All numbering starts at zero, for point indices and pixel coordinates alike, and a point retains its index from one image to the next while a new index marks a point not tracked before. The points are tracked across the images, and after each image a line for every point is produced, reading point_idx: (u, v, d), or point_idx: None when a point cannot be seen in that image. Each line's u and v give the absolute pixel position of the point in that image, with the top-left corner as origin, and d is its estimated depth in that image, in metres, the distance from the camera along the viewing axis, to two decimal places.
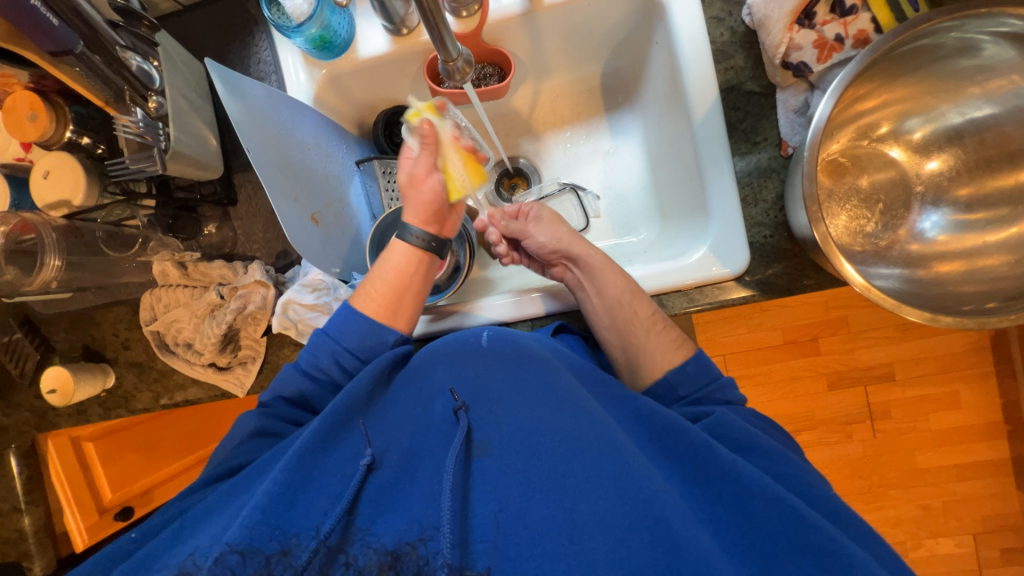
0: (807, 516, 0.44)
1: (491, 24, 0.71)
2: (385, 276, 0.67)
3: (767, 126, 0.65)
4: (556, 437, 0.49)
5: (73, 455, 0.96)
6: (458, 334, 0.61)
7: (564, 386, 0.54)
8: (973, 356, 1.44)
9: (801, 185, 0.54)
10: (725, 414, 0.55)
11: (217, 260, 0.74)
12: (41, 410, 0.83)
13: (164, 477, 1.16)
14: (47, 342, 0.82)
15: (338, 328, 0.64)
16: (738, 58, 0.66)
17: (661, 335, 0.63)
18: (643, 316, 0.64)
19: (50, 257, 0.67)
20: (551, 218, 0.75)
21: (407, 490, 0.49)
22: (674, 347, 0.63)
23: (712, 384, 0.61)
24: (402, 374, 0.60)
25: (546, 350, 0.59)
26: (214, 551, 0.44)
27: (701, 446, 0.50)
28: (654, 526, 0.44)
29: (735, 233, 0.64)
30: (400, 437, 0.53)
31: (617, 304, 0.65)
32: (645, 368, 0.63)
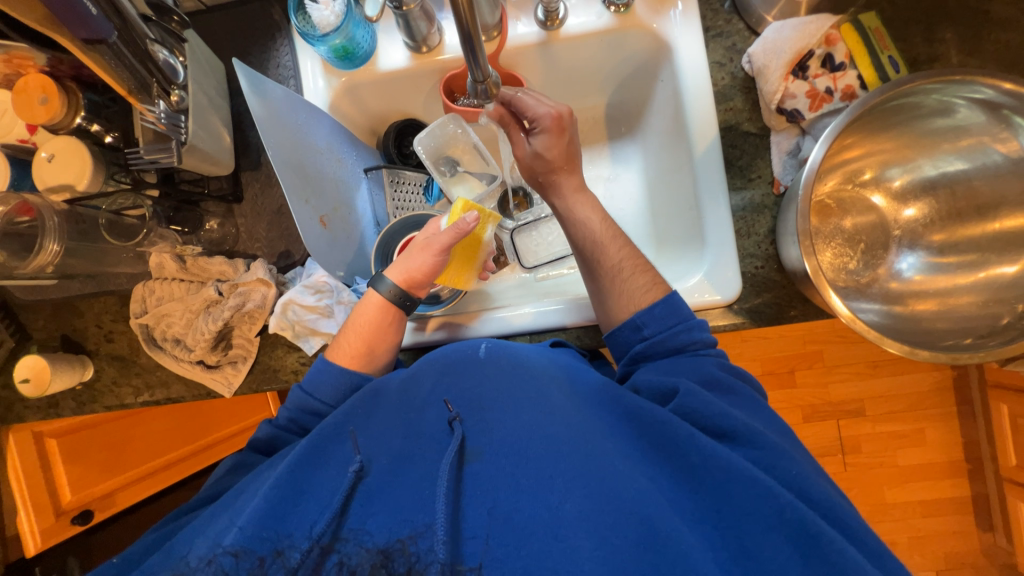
0: (784, 499, 0.45)
1: (507, 49, 0.75)
2: (358, 329, 0.66)
3: (761, 165, 0.70)
4: (541, 435, 0.50)
5: (33, 453, 0.91)
6: (458, 345, 0.61)
7: (555, 393, 0.55)
8: (937, 396, 1.52)
9: (794, 221, 0.58)
10: (691, 386, 0.55)
11: (217, 256, 0.73)
12: (7, 402, 0.81)
13: (130, 479, 1.10)
14: (23, 330, 0.80)
15: (314, 384, 0.64)
16: (737, 101, 0.70)
17: (629, 282, 0.66)
18: (622, 254, 0.68)
19: (49, 242, 0.64)
20: (544, 145, 0.71)
21: (398, 490, 0.49)
22: (644, 292, 0.65)
23: (682, 324, 0.62)
24: (392, 383, 0.59)
25: (540, 362, 0.59)
26: (208, 554, 0.45)
27: (683, 435, 0.51)
28: (638, 525, 0.44)
29: (729, 263, 0.68)
30: (391, 442, 0.54)
31: (592, 244, 0.69)
32: (610, 304, 0.66)
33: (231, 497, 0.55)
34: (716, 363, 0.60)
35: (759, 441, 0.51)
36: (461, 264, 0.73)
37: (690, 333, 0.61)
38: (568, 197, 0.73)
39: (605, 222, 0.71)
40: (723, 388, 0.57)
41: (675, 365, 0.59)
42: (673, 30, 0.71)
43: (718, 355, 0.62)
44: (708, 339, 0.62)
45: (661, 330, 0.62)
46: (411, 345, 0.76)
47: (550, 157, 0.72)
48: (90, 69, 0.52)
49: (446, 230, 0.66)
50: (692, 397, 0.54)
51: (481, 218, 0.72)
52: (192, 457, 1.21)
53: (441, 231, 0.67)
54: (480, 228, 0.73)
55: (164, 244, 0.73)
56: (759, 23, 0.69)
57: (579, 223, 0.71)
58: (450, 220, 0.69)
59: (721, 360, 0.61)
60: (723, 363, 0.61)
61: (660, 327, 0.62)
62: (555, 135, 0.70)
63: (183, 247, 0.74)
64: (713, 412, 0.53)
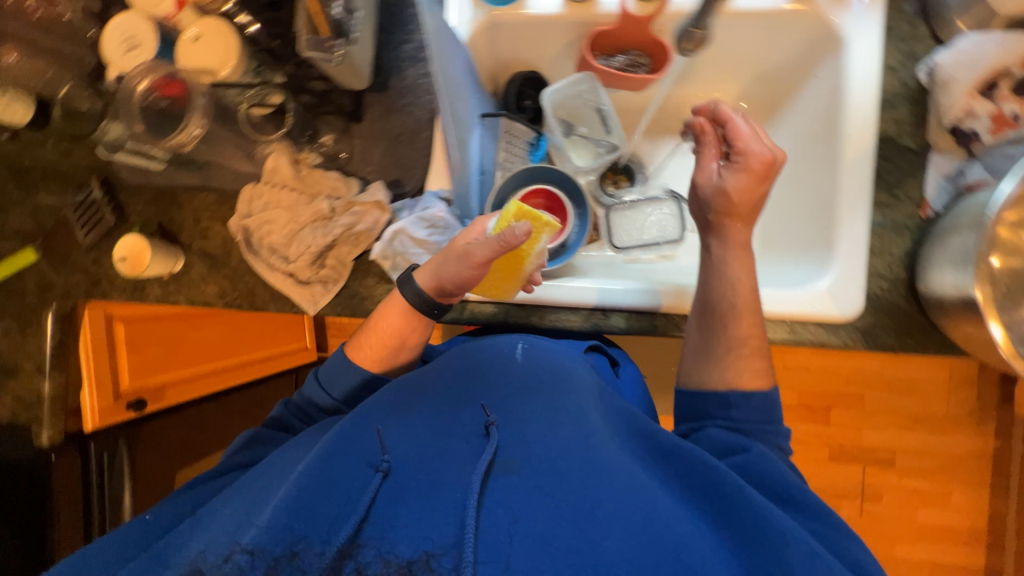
0: (835, 567, 0.45)
1: (664, 14, 0.71)
2: (379, 330, 0.66)
3: (912, 184, 0.65)
4: (578, 461, 0.50)
5: (103, 333, 0.94)
6: (494, 343, 0.65)
7: (594, 417, 0.55)
8: (972, 463, 1.48)
9: (972, 241, 0.53)
10: (763, 449, 0.55)
11: (332, 171, 0.72)
12: (95, 277, 0.82)
13: (181, 378, 1.13)
14: (122, 210, 0.81)
15: (331, 377, 0.67)
16: (902, 111, 0.66)
17: (740, 360, 0.62)
18: (741, 326, 0.62)
19: (195, 122, 0.61)
20: (738, 184, 0.62)
21: (429, 494, 0.48)
22: (749, 376, 0.62)
23: (768, 423, 0.60)
24: (424, 378, 0.60)
25: (586, 385, 0.59)
26: (224, 550, 0.44)
27: (730, 484, 0.50)
28: (678, 569, 0.44)
29: (856, 280, 0.65)
30: (421, 441, 0.53)
31: (730, 308, 0.62)
32: (713, 363, 0.63)
33: (256, 476, 0.56)
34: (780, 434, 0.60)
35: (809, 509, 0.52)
36: (497, 275, 0.66)
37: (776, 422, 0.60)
38: (731, 248, 0.64)
39: (741, 281, 0.63)
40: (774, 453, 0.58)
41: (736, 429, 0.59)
42: (850, 25, 0.66)
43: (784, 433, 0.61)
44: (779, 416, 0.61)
45: (749, 417, 0.60)
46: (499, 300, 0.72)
47: (738, 198, 0.62)
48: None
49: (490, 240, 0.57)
50: (760, 458, 0.55)
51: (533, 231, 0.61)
52: (227, 374, 1.25)
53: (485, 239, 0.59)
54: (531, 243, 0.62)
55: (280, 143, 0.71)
56: (947, 31, 0.64)
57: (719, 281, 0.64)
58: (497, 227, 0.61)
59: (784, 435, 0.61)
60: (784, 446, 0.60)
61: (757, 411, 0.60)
62: (753, 178, 0.62)
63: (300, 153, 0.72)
64: (771, 474, 0.53)
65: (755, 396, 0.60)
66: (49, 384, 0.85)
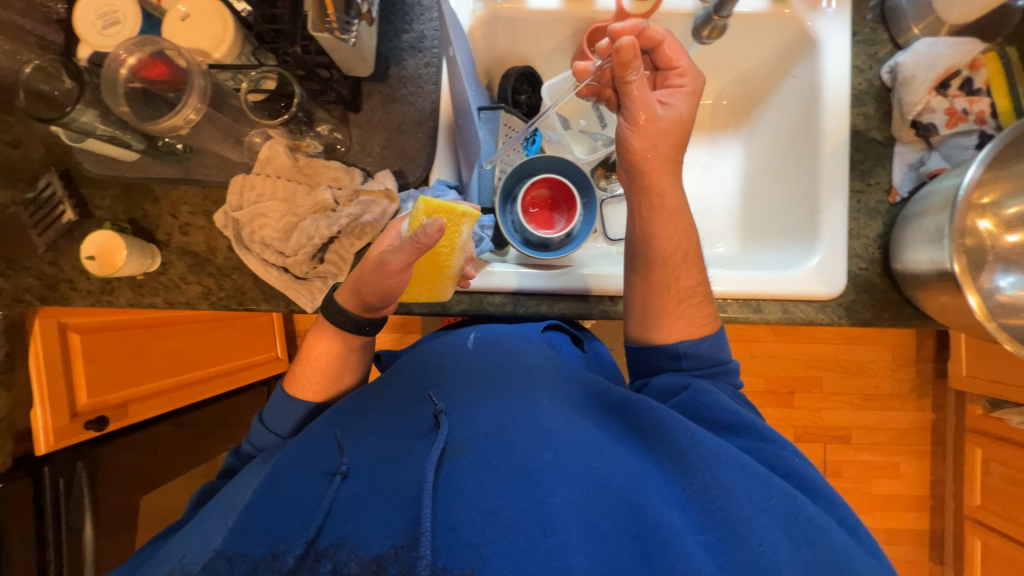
0: (774, 488, 0.48)
1: (659, 14, 0.75)
2: (316, 362, 0.67)
3: (881, 172, 0.73)
4: (520, 429, 0.51)
5: (57, 344, 0.84)
6: (448, 340, 0.69)
7: (541, 390, 0.57)
8: (915, 434, 1.63)
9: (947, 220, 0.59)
10: (704, 385, 0.59)
11: (333, 161, 0.70)
12: (53, 279, 0.74)
13: (147, 392, 1.03)
14: (86, 205, 0.74)
15: (273, 415, 0.66)
16: (870, 107, 0.73)
17: (688, 309, 0.64)
18: (681, 275, 0.64)
19: (191, 103, 0.56)
20: (682, 105, 0.64)
21: (384, 486, 0.48)
22: (694, 325, 0.64)
23: (720, 366, 0.63)
24: (379, 385, 0.63)
25: (536, 364, 0.62)
26: (202, 558, 0.46)
27: (672, 424, 0.53)
28: (629, 512, 0.46)
29: (838, 260, 0.70)
30: (373, 441, 0.54)
31: (673, 259, 0.64)
32: (662, 316, 0.64)
33: (221, 497, 0.56)
34: (728, 371, 0.63)
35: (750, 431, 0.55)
36: (425, 276, 0.64)
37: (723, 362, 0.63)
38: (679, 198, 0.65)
39: (676, 229, 0.64)
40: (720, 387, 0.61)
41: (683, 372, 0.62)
42: (825, 28, 0.73)
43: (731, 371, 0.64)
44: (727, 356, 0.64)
45: (698, 364, 0.62)
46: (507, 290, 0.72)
47: (685, 120, 0.64)
48: None
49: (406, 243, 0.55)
50: (703, 394, 0.58)
51: (449, 226, 0.60)
52: (194, 388, 1.16)
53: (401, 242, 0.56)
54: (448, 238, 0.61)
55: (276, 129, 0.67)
56: (905, 37, 0.72)
57: (654, 233, 0.64)
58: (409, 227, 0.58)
59: (733, 371, 0.64)
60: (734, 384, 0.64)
61: (705, 353, 0.63)
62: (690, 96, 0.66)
63: (297, 142, 0.69)
64: (714, 406, 0.57)
65: (702, 339, 0.63)
66: None
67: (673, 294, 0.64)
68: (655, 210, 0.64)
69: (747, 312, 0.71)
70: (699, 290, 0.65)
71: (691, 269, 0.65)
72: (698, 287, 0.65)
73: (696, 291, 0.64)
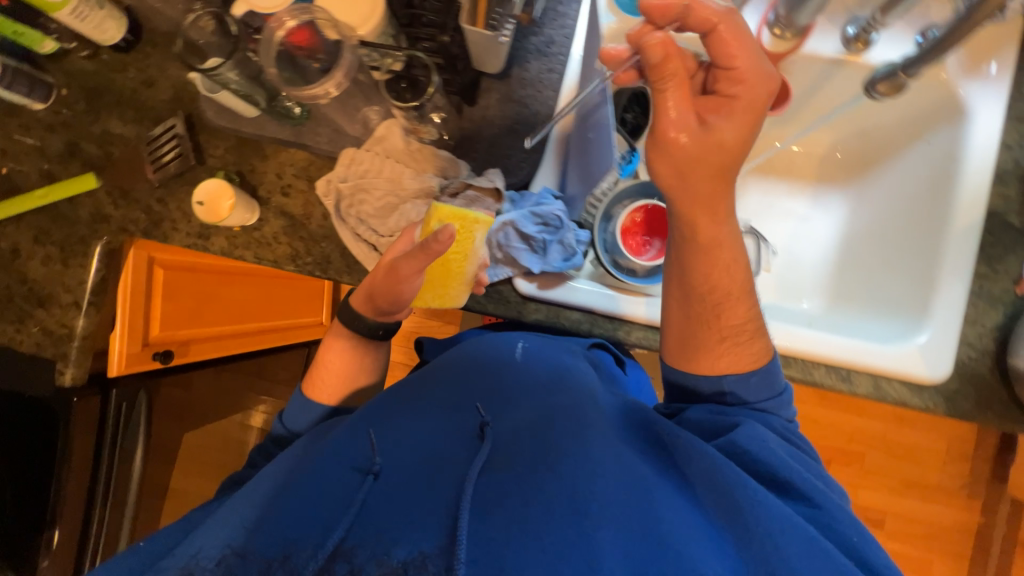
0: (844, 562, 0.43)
1: (796, 56, 0.71)
2: (332, 367, 0.74)
3: (1011, 260, 0.67)
4: (557, 452, 0.50)
5: (144, 275, 0.88)
6: (496, 353, 0.69)
7: (589, 416, 0.56)
8: (956, 535, 1.51)
9: None
10: (754, 424, 0.54)
11: (441, 151, 0.69)
12: (158, 217, 0.78)
13: (208, 334, 1.08)
14: (200, 151, 0.77)
15: (290, 416, 0.71)
16: (1011, 189, 0.68)
17: (733, 345, 0.59)
18: (733, 313, 0.59)
19: (339, 71, 0.58)
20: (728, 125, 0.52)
21: (415, 487, 0.48)
22: (738, 360, 0.59)
23: (770, 400, 0.59)
24: (425, 389, 0.65)
25: (585, 392, 0.60)
26: (215, 555, 0.45)
27: (728, 473, 0.48)
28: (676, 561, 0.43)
29: (947, 346, 0.65)
30: (412, 443, 0.54)
31: (721, 293, 0.59)
32: (705, 357, 0.59)
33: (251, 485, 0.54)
34: (775, 407, 0.59)
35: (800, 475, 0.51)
36: (438, 280, 0.65)
37: (774, 395, 0.59)
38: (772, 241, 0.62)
39: (732, 263, 0.58)
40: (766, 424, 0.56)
41: (726, 408, 0.58)
42: (976, 99, 0.68)
43: (779, 405, 0.60)
44: (778, 386, 0.60)
45: (743, 398, 0.59)
46: (588, 309, 0.70)
47: (731, 145, 0.52)
48: None
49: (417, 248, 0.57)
50: (747, 436, 0.52)
51: (463, 233, 0.60)
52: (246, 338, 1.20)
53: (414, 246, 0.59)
54: (459, 247, 0.62)
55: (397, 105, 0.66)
56: None
57: (708, 274, 0.58)
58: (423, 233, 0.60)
59: (780, 406, 0.59)
60: (784, 420, 0.59)
61: (756, 386, 0.58)
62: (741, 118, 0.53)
63: (418, 120, 0.68)
64: (760, 453, 0.51)
65: (754, 373, 0.58)
66: (82, 322, 0.79)
67: (718, 333, 0.59)
68: (708, 254, 0.57)
69: (834, 380, 0.67)
70: (755, 325, 0.60)
71: (745, 302, 0.60)
72: (752, 321, 0.60)
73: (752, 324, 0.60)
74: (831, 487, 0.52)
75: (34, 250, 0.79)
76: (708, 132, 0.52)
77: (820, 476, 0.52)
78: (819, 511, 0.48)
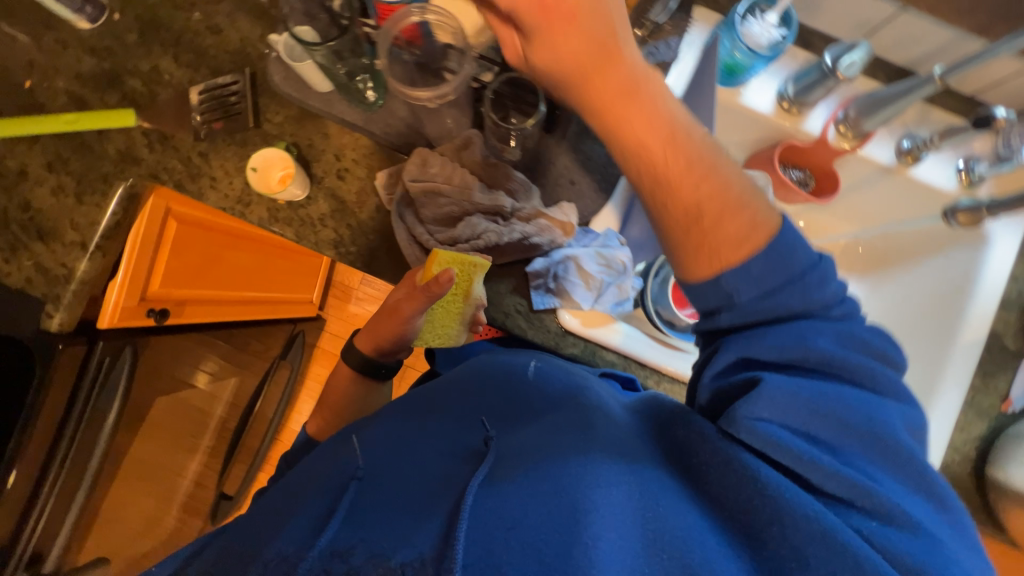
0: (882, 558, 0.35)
1: (853, 155, 0.77)
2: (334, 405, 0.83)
3: (1003, 379, 0.73)
4: (533, 455, 0.49)
5: (157, 224, 0.82)
6: (508, 363, 0.68)
7: (595, 416, 0.52)
8: None
9: None
10: (784, 359, 0.42)
11: (515, 172, 0.69)
12: (196, 170, 0.73)
13: (202, 297, 1.02)
14: (258, 113, 0.73)
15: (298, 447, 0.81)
16: (1013, 315, 0.75)
17: (714, 227, 0.44)
18: (701, 193, 0.45)
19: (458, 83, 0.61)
20: None
21: (410, 500, 0.50)
22: (730, 247, 0.44)
23: (786, 283, 0.43)
24: (438, 403, 0.67)
25: (592, 394, 0.57)
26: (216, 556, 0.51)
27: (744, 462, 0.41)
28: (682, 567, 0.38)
29: (937, 448, 0.71)
30: (418, 457, 0.57)
31: (657, 165, 0.45)
32: (699, 260, 0.45)
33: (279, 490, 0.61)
34: (829, 326, 0.43)
35: (830, 439, 0.40)
36: (439, 322, 0.72)
37: (800, 289, 0.43)
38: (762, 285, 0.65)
39: (655, 150, 0.46)
40: (804, 364, 0.42)
41: (741, 341, 0.44)
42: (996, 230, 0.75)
43: (827, 306, 0.44)
44: (800, 263, 0.43)
45: (759, 279, 0.43)
46: (625, 353, 0.71)
47: None
48: None
49: (420, 295, 0.65)
50: (756, 411, 0.40)
51: (460, 277, 0.65)
52: (238, 306, 1.14)
53: (416, 292, 0.67)
54: (455, 296, 0.68)
55: (495, 111, 0.66)
56: None
57: (658, 180, 0.46)
58: (422, 278, 0.66)
59: (833, 326, 0.43)
60: (823, 311, 0.43)
61: (767, 280, 0.43)
62: None
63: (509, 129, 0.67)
64: (794, 407, 0.40)
65: (755, 259, 0.43)
66: (85, 266, 0.72)
67: (715, 241, 0.44)
68: (647, 154, 0.46)
69: None
70: (741, 201, 0.45)
71: (719, 181, 0.45)
72: (728, 194, 0.45)
73: (715, 192, 0.44)
74: (883, 430, 0.40)
75: (45, 176, 0.72)
76: (547, 65, 0.47)
77: (871, 426, 0.40)
78: (851, 479, 0.39)
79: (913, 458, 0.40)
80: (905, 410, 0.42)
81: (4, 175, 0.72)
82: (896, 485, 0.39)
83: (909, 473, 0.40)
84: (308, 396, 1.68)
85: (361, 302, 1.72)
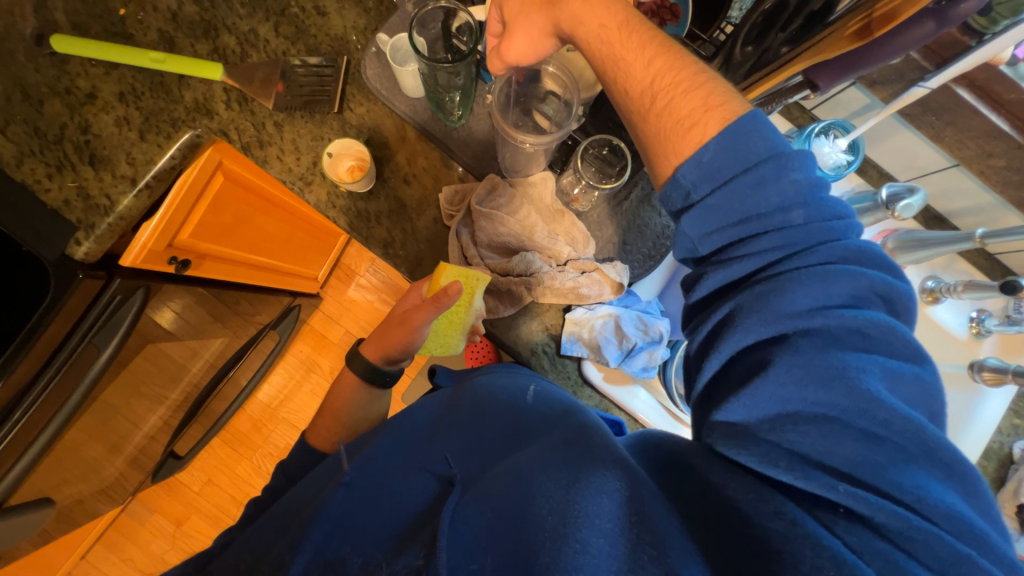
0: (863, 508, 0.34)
1: None
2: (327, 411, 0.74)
3: None
4: (514, 482, 0.47)
5: (204, 174, 0.82)
6: (507, 385, 0.65)
7: (590, 436, 0.50)
8: None
9: None
10: (764, 285, 0.42)
11: (577, 220, 0.73)
12: (266, 138, 0.73)
13: (222, 256, 1.01)
14: (343, 101, 0.74)
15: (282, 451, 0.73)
16: (989, 464, 0.80)
17: (671, 112, 0.49)
18: (654, 71, 0.51)
19: (553, 136, 0.62)
20: None
21: (373, 527, 0.50)
22: (687, 130, 0.47)
23: (746, 170, 0.44)
24: (425, 424, 0.64)
25: (587, 419, 0.55)
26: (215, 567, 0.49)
27: (714, 470, 0.40)
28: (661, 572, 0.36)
29: None
30: (391, 478, 0.55)
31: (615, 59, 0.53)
32: (665, 150, 0.49)
33: (291, 501, 0.58)
34: (802, 279, 0.40)
35: (810, 416, 0.37)
36: (442, 333, 0.70)
37: (746, 215, 0.44)
38: None
39: (644, 57, 0.51)
40: (775, 336, 0.40)
41: (723, 346, 0.42)
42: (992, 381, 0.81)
43: (780, 225, 0.43)
44: (755, 151, 0.44)
45: (713, 165, 0.45)
46: (641, 414, 0.74)
47: None
48: (753, 92, 0.54)
49: (427, 305, 0.63)
50: (730, 416, 0.40)
51: (466, 290, 0.65)
52: (251, 274, 1.13)
53: (422, 302, 0.65)
54: (460, 307, 0.67)
55: (589, 171, 0.68)
56: None
57: (621, 70, 0.53)
58: (432, 289, 0.65)
59: (802, 282, 0.40)
60: (792, 229, 0.43)
61: (719, 165, 0.45)
62: None
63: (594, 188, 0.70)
64: (792, 297, 0.40)
65: (709, 143, 0.45)
66: (128, 203, 0.70)
67: (673, 123, 0.49)
68: (606, 35, 0.53)
69: None
70: (699, 79, 0.49)
71: (675, 61, 0.51)
72: (680, 73, 0.50)
73: (676, 75, 0.50)
74: (858, 375, 0.36)
75: (112, 104, 0.71)
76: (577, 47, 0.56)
77: (840, 377, 0.36)
78: (819, 456, 0.36)
79: (908, 423, 0.35)
80: (889, 360, 0.38)
81: (72, 94, 0.70)
82: (886, 455, 0.35)
83: (903, 442, 0.35)
84: (287, 372, 1.64)
85: (361, 290, 1.68)
